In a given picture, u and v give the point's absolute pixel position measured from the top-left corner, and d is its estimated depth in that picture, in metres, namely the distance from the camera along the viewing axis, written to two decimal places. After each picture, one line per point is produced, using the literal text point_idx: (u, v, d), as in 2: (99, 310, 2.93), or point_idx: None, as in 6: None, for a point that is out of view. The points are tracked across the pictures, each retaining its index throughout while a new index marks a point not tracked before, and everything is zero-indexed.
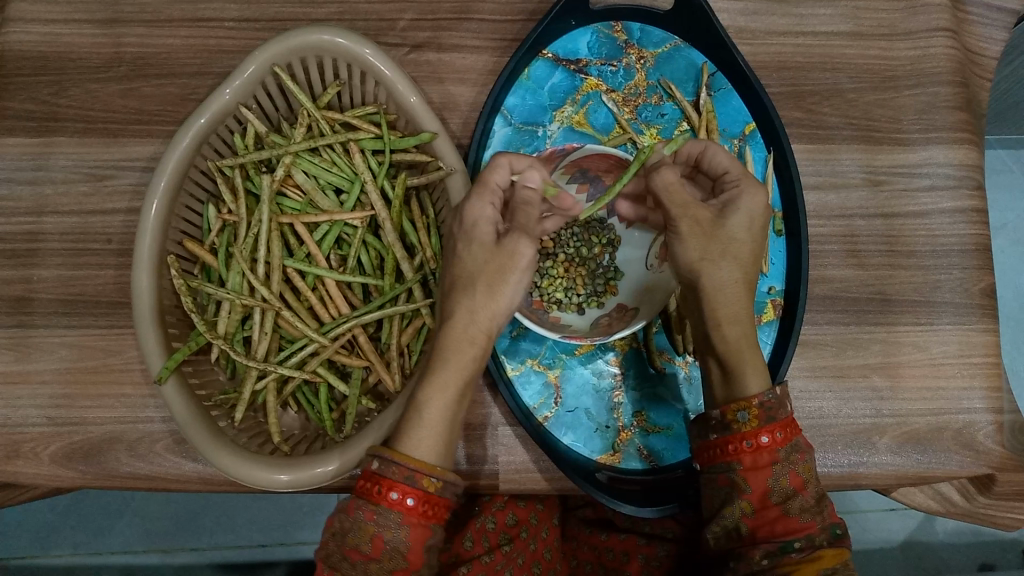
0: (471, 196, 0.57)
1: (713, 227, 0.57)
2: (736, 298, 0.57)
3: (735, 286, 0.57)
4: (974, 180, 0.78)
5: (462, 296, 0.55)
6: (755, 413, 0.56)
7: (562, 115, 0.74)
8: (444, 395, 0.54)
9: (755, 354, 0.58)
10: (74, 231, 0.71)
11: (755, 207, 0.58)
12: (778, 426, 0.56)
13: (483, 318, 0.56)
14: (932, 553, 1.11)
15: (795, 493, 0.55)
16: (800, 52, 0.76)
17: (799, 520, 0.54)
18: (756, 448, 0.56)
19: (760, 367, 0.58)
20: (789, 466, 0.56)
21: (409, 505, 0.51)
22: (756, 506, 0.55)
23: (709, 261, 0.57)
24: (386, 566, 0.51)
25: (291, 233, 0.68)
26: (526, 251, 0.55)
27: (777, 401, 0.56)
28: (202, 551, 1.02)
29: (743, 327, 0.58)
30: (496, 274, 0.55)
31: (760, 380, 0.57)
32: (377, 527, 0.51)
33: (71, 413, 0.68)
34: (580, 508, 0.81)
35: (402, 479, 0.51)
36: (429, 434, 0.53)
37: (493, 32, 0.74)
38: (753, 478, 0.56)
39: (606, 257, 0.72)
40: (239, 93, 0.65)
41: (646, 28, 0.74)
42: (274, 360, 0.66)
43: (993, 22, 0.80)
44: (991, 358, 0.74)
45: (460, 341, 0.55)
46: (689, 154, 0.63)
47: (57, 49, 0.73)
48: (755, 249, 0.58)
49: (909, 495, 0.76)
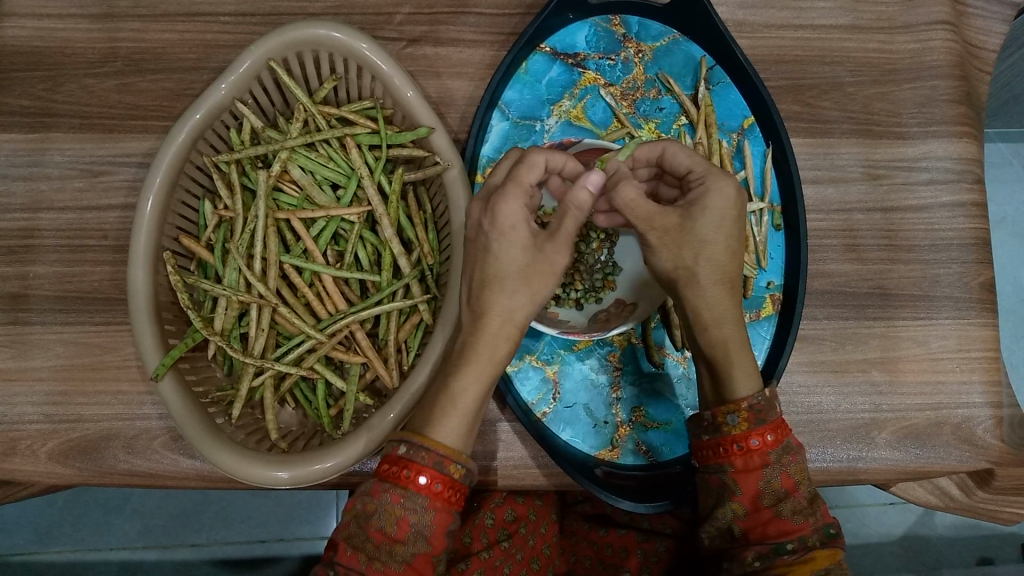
0: (505, 191, 0.53)
1: (681, 231, 0.55)
2: (717, 302, 0.57)
3: (716, 289, 0.56)
4: (973, 174, 0.77)
5: (497, 291, 0.54)
6: (745, 416, 0.56)
7: (560, 109, 0.74)
8: (478, 384, 0.54)
9: (746, 358, 0.58)
10: (70, 227, 0.71)
11: (723, 203, 0.55)
12: (768, 429, 0.56)
13: (521, 314, 0.55)
14: (930, 547, 1.11)
15: (788, 495, 0.55)
16: (799, 46, 0.76)
17: (791, 522, 0.54)
18: (745, 450, 0.55)
19: (752, 370, 0.58)
20: (781, 468, 0.55)
21: (436, 490, 0.51)
22: (748, 508, 0.55)
23: (683, 269, 0.56)
24: (411, 549, 0.50)
25: (287, 229, 0.67)
26: (559, 257, 0.55)
27: (766, 403, 0.56)
28: (202, 547, 1.02)
29: (730, 327, 0.57)
30: (529, 273, 0.54)
31: (750, 384, 0.57)
32: (403, 510, 0.50)
33: (68, 410, 0.68)
34: (579, 503, 0.80)
35: (431, 464, 0.51)
36: (458, 421, 0.53)
37: (491, 26, 0.74)
38: (743, 480, 0.55)
39: (604, 252, 0.71)
40: (235, 88, 0.64)
41: (644, 21, 0.74)
42: (272, 357, 0.65)
43: (992, 15, 0.79)
44: (991, 352, 0.74)
45: (498, 335, 0.55)
46: (648, 157, 0.61)
47: (52, 44, 0.73)
48: (731, 246, 0.56)
49: (909, 490, 0.75)
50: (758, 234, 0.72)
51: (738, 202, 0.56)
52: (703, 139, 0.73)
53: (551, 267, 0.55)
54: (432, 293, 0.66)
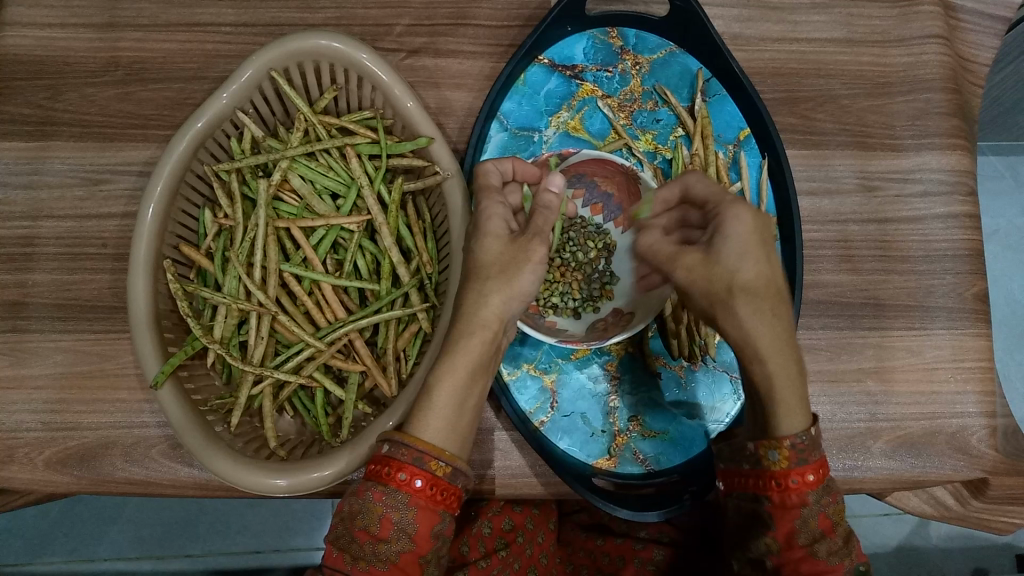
0: (481, 201, 0.60)
1: (706, 266, 0.54)
2: (763, 332, 0.53)
3: (754, 319, 0.53)
4: (967, 186, 0.78)
5: (473, 284, 0.56)
6: (786, 454, 0.53)
7: (558, 120, 0.74)
8: (450, 378, 0.54)
9: (797, 391, 0.55)
10: (70, 235, 0.71)
11: (747, 233, 0.53)
12: (809, 469, 0.53)
13: (498, 303, 0.55)
14: (926, 558, 1.11)
15: (823, 536, 0.53)
16: (794, 58, 0.77)
17: (825, 562, 0.52)
18: (787, 488, 0.53)
19: (799, 405, 0.54)
20: (818, 509, 0.53)
21: (417, 487, 0.51)
22: (781, 544, 0.54)
23: (718, 301, 0.54)
24: (394, 548, 0.50)
25: (288, 237, 0.68)
26: (539, 248, 0.56)
27: (810, 443, 0.54)
28: (196, 558, 1.01)
29: (782, 359, 0.54)
30: (509, 264, 0.56)
31: (797, 422, 0.54)
32: (386, 508, 0.50)
33: (66, 418, 0.68)
34: (575, 513, 0.82)
35: (411, 460, 0.51)
36: (438, 418, 0.53)
37: (490, 38, 0.74)
38: (781, 517, 0.53)
39: (602, 262, 0.73)
40: (236, 97, 0.65)
41: (641, 33, 0.75)
42: (271, 365, 0.65)
43: (983, 29, 0.81)
44: (985, 362, 0.75)
45: (471, 325, 0.55)
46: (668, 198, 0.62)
47: (53, 53, 0.73)
48: (770, 274, 0.53)
49: (904, 500, 0.76)
50: None
51: (760, 228, 0.54)
52: (700, 150, 0.73)
53: (530, 255, 0.56)
54: (431, 303, 0.67)
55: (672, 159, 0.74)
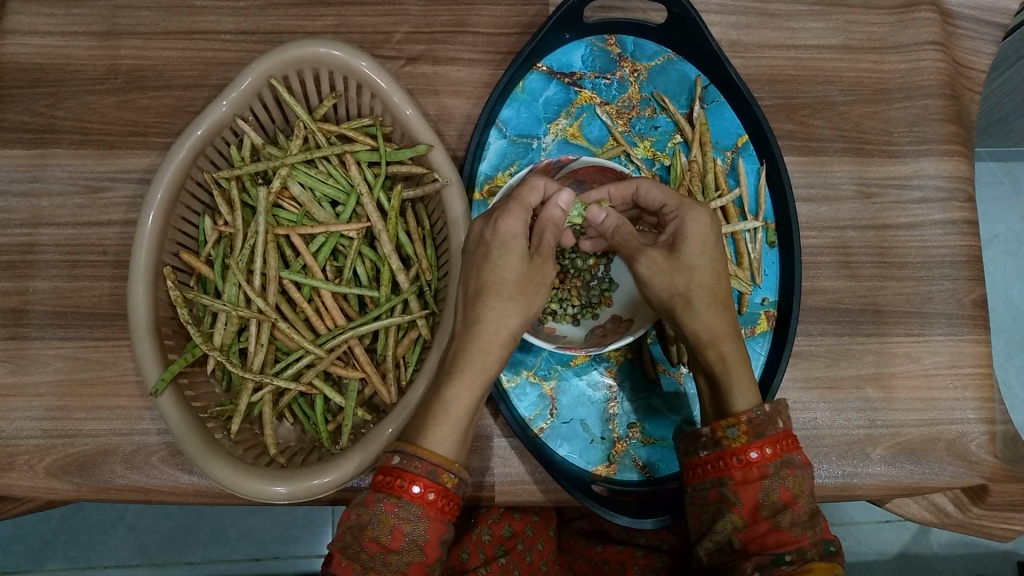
0: (510, 210, 0.57)
1: (670, 261, 0.59)
2: (713, 321, 0.59)
3: (709, 310, 0.59)
4: (965, 193, 0.79)
5: (492, 301, 0.56)
6: (744, 429, 0.56)
7: (557, 127, 0.74)
8: (470, 395, 0.55)
9: (744, 374, 0.58)
10: (69, 243, 0.71)
11: (702, 232, 0.59)
12: (767, 442, 0.55)
13: (513, 324, 0.57)
14: (926, 563, 1.11)
15: (786, 507, 0.54)
16: (792, 65, 0.77)
17: (789, 533, 0.53)
18: (746, 463, 0.55)
19: (750, 384, 0.58)
20: (779, 481, 0.55)
21: (430, 499, 0.51)
22: (747, 519, 0.55)
23: (677, 296, 0.59)
24: (404, 558, 0.51)
25: (287, 245, 0.68)
26: (551, 273, 0.59)
27: (766, 418, 0.56)
28: (196, 565, 1.01)
29: (730, 345, 0.59)
30: (526, 284, 0.57)
31: (749, 401, 0.58)
32: (398, 519, 0.51)
33: (66, 426, 0.68)
34: (575, 520, 0.81)
35: (424, 472, 0.51)
36: (450, 432, 0.54)
37: (488, 45, 0.75)
38: (743, 492, 0.55)
39: (601, 268, 0.73)
40: (236, 105, 0.65)
41: (639, 41, 0.75)
42: (270, 372, 0.66)
43: (981, 36, 0.81)
44: (983, 368, 0.75)
45: (488, 344, 0.56)
46: (625, 195, 0.64)
47: (53, 61, 0.74)
48: (719, 270, 0.60)
49: (904, 507, 0.76)
50: (753, 251, 0.73)
51: (716, 227, 0.60)
52: (698, 157, 0.73)
53: (543, 280, 0.58)
54: (430, 309, 0.67)
55: (670, 166, 0.75)
